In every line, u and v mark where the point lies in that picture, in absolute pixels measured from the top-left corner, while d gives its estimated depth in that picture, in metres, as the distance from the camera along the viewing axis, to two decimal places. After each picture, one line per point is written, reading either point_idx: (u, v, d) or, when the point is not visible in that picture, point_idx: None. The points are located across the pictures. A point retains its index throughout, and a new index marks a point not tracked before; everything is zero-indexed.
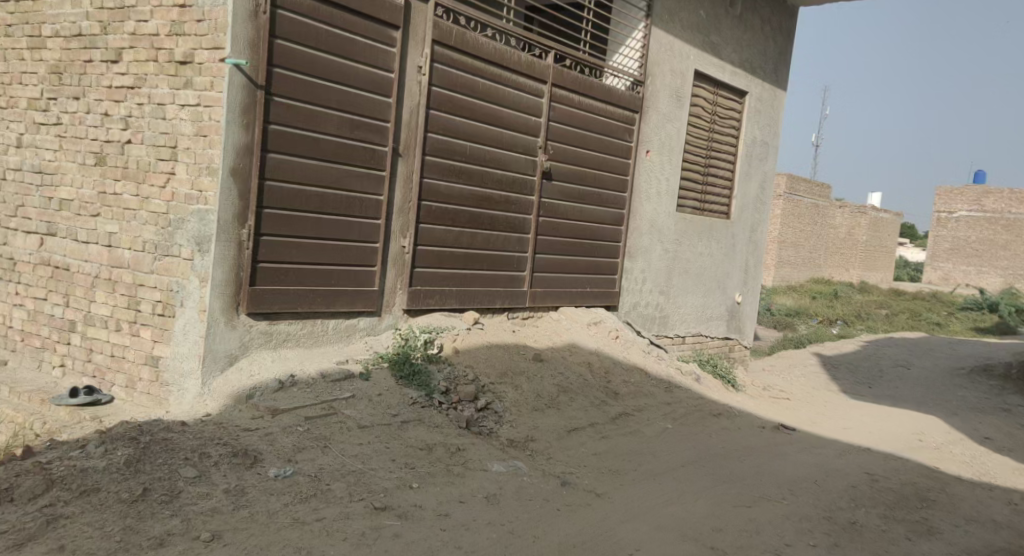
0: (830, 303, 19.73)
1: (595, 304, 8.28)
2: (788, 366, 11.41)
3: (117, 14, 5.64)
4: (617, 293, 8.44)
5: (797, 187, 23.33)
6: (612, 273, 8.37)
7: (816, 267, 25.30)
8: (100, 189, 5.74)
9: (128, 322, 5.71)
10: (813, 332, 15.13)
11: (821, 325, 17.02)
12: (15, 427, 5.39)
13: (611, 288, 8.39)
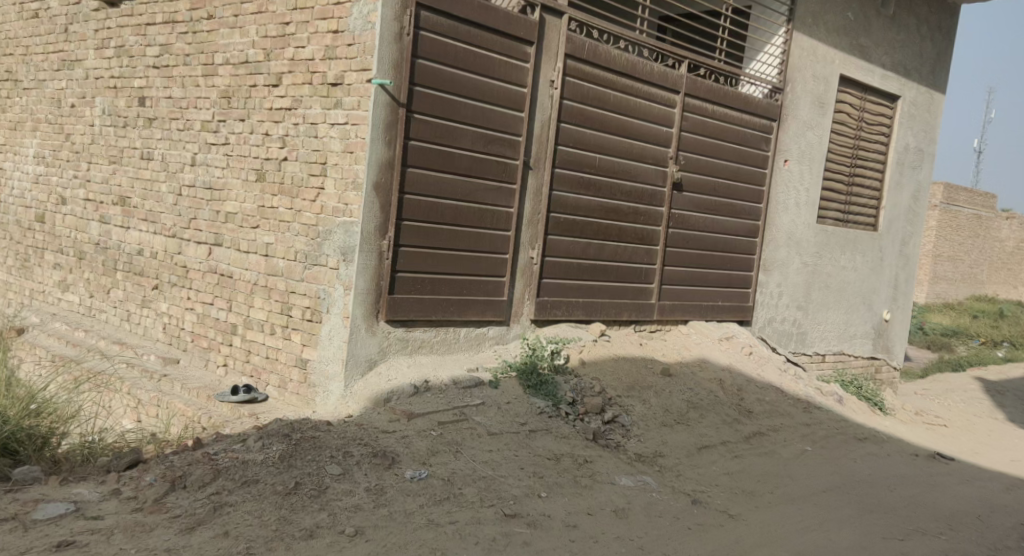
0: (997, 323, 18.21)
1: (724, 319, 8.07)
2: (944, 389, 10.64)
3: (278, 42, 6.07)
4: (751, 308, 8.21)
5: (957, 197, 21.83)
6: (746, 287, 8.16)
7: (983, 285, 23.46)
8: (260, 203, 6.18)
9: (281, 326, 6.12)
10: (971, 354, 14.05)
11: (983, 346, 15.72)
12: (186, 420, 5.96)
13: (745, 303, 8.17)
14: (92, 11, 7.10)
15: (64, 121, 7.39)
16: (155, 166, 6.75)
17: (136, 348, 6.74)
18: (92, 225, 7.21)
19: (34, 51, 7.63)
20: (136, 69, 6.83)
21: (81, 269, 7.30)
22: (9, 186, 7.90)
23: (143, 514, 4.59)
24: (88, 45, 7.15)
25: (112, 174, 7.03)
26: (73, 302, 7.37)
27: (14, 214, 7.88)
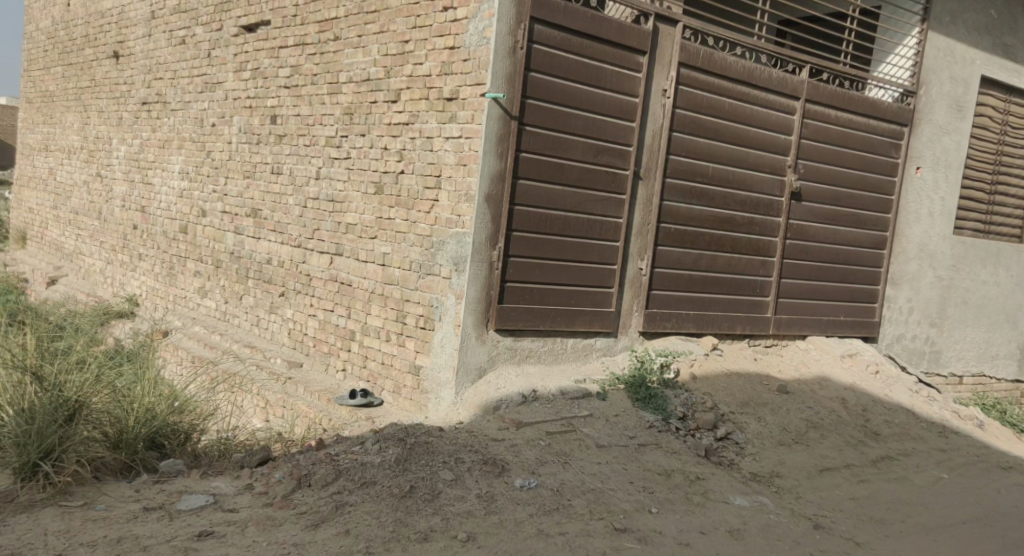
0: None
1: (850, 334, 7.77)
2: None
3: (398, 59, 6.25)
4: (877, 323, 7.85)
5: None
6: (872, 302, 7.81)
7: None
8: (378, 215, 6.38)
9: (396, 333, 6.27)
10: None
11: None
12: (309, 421, 6.24)
13: (870, 318, 7.83)
14: (231, 36, 7.64)
15: (205, 139, 7.95)
16: (284, 181, 7.14)
17: (264, 351, 7.14)
18: (227, 235, 7.71)
19: (180, 75, 8.27)
20: (269, 89, 7.27)
21: (218, 275, 7.82)
22: (157, 200, 8.57)
23: (273, 509, 4.75)
24: (227, 69, 7.68)
25: (246, 188, 7.50)
26: (210, 307, 7.89)
27: (161, 226, 8.54)
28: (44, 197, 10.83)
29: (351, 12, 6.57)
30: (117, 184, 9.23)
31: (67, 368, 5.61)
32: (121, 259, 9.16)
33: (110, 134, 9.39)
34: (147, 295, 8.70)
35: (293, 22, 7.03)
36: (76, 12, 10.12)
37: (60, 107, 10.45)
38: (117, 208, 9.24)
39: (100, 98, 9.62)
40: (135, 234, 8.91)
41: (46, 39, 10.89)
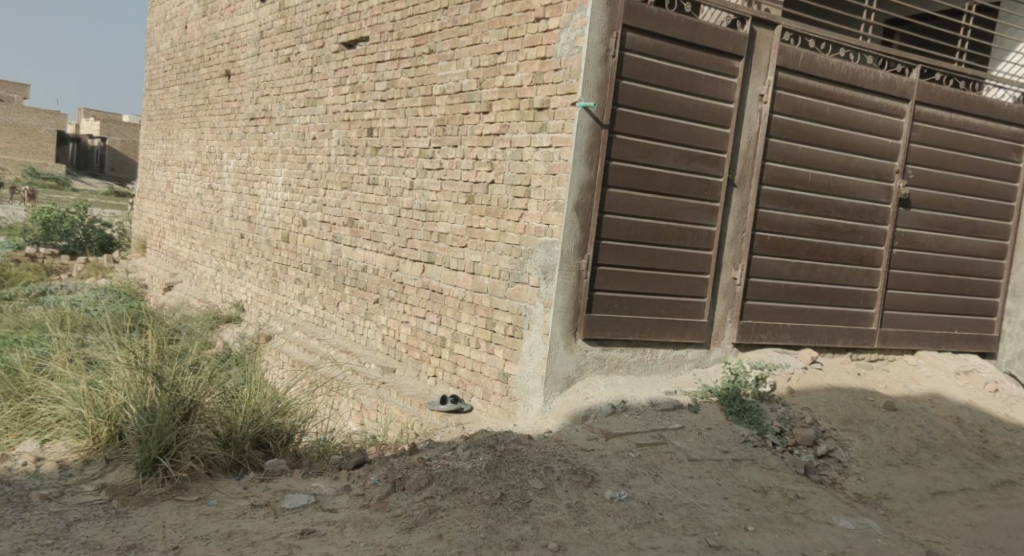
0: None
1: (966, 350, 7.40)
2: None
3: (490, 71, 6.25)
4: (996, 338, 7.49)
5: None
6: (988, 315, 7.45)
7: None
8: (468, 224, 6.42)
9: (486, 341, 6.25)
10: None
11: None
12: (401, 425, 6.31)
13: (987, 332, 7.46)
14: (331, 53, 7.90)
15: (306, 151, 8.26)
16: (379, 191, 7.32)
17: (359, 356, 7.31)
18: (326, 244, 7.96)
19: (285, 91, 8.62)
20: (366, 103, 7.47)
21: (317, 283, 8.08)
22: (262, 210, 8.95)
23: (369, 510, 4.74)
24: (328, 84, 7.96)
25: (344, 198, 7.73)
26: (309, 313, 8.16)
27: (265, 235, 8.91)
28: (161, 208, 11.50)
29: (445, 25, 6.63)
30: (227, 196, 9.70)
31: (183, 368, 5.58)
32: (229, 266, 9.61)
33: (221, 148, 9.89)
34: (253, 301, 9.07)
35: (390, 38, 7.20)
36: (192, 35, 10.72)
37: (177, 124, 11.10)
38: (226, 218, 9.70)
39: (213, 114, 10.15)
40: (242, 243, 9.33)
41: (165, 60, 11.58)
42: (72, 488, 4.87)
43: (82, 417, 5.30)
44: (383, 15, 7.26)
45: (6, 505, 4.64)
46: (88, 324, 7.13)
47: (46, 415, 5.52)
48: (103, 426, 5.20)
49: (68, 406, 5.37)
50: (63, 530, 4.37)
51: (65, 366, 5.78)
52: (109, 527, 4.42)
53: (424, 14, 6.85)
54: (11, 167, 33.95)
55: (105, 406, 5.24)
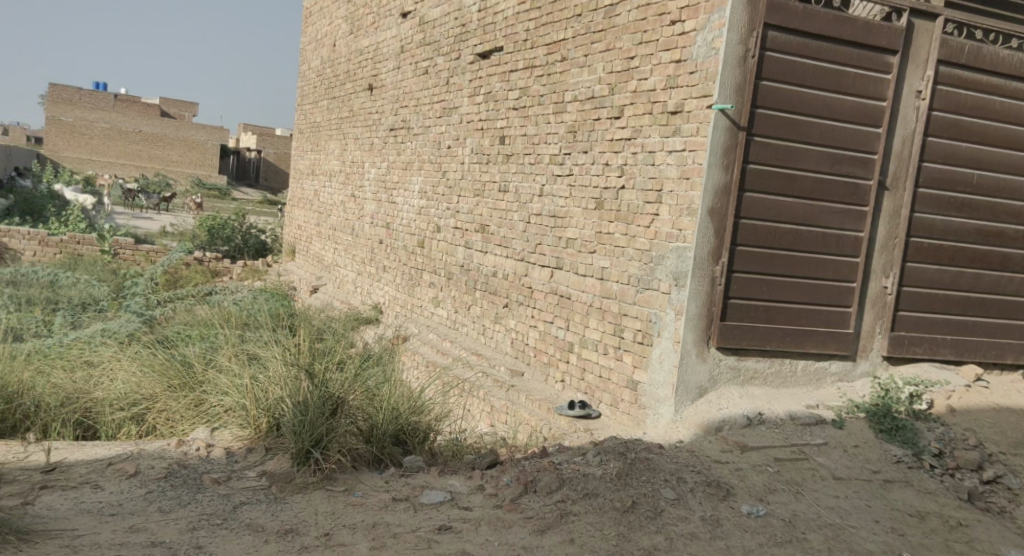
0: None
1: None
2: None
3: (623, 76, 6.16)
4: None
5: None
6: None
7: None
8: (597, 229, 6.37)
9: (613, 347, 6.13)
10: None
11: None
12: (529, 428, 6.24)
13: None
14: (467, 64, 8.10)
15: (442, 160, 8.52)
16: (510, 198, 7.41)
17: (489, 359, 7.40)
18: (459, 249, 8.16)
19: (423, 102, 8.92)
20: (500, 111, 7.60)
21: (450, 286, 8.29)
22: (400, 217, 9.28)
23: (502, 511, 4.57)
24: (464, 94, 8.16)
25: (476, 205, 7.91)
26: (442, 316, 8.38)
27: (403, 240, 9.23)
28: (309, 215, 12.11)
29: (579, 32, 6.62)
30: (367, 203, 10.12)
31: (332, 367, 5.65)
32: (369, 270, 10.00)
33: (363, 157, 10.33)
34: (390, 304, 9.41)
35: (523, 47, 7.29)
36: (339, 51, 11.26)
37: (325, 136, 11.69)
38: (367, 224, 10.13)
39: (357, 126, 10.62)
40: (381, 248, 9.71)
41: (315, 77, 12.23)
42: (237, 473, 4.88)
43: (245, 408, 5.35)
44: (517, 24, 7.35)
45: (179, 486, 4.68)
46: (249, 321, 7.67)
47: (215, 405, 5.61)
48: (263, 417, 5.23)
49: (233, 397, 5.44)
50: (231, 512, 4.42)
51: (232, 360, 5.89)
52: (269, 511, 4.45)
53: (558, 21, 6.87)
54: (183, 180, 36.64)
55: (264, 398, 5.30)
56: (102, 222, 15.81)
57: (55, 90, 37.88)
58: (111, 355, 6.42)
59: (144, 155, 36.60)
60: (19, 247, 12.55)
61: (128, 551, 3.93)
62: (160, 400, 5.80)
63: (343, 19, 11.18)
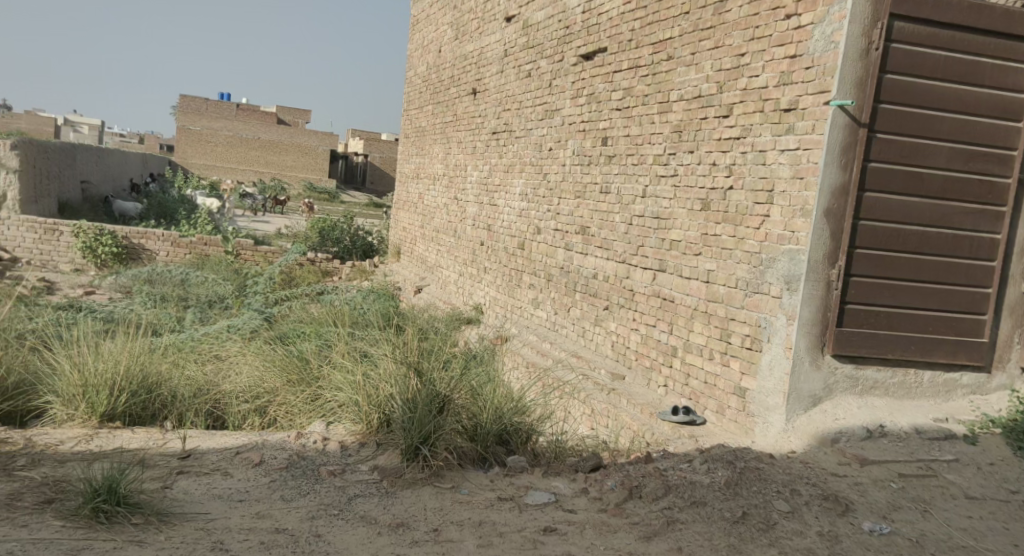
0: None
1: None
2: None
3: (732, 73, 6.03)
4: None
5: None
6: None
7: None
8: (703, 231, 6.25)
9: (720, 352, 5.99)
10: None
11: None
12: (632, 433, 6.18)
13: None
14: (571, 66, 8.10)
15: (544, 162, 8.54)
16: (612, 199, 7.37)
17: (589, 362, 7.36)
18: (560, 251, 8.16)
19: (526, 105, 8.98)
20: (603, 112, 7.56)
21: (550, 288, 8.30)
22: (502, 219, 9.36)
23: (607, 515, 4.54)
24: (566, 96, 8.17)
25: (577, 207, 7.89)
26: (542, 317, 8.39)
27: (504, 242, 9.30)
28: (414, 217, 12.34)
29: (686, 30, 6.53)
30: (470, 206, 10.25)
31: (438, 366, 5.73)
32: (471, 271, 10.12)
33: (467, 161, 10.46)
34: (491, 304, 9.49)
35: (628, 47, 7.23)
36: (444, 57, 11.45)
37: (429, 140, 11.90)
38: (469, 226, 10.26)
39: (460, 130, 10.76)
40: (483, 250, 9.81)
41: (420, 82, 12.47)
42: (351, 466, 5.01)
43: (357, 404, 5.49)
44: (622, 25, 7.30)
45: (298, 476, 4.84)
46: (359, 319, 7.86)
47: (330, 401, 5.79)
48: (374, 413, 5.35)
49: (347, 393, 5.59)
50: (346, 503, 4.54)
51: (345, 357, 6.06)
52: (381, 504, 4.55)
53: (664, 20, 6.80)
54: (296, 184, 37.89)
55: (375, 395, 5.42)
56: (229, 225, 16.51)
57: (182, 100, 39.85)
58: (236, 350, 6.73)
59: (263, 161, 38.08)
60: (155, 249, 12.68)
61: (255, 536, 4.11)
62: (280, 394, 6.03)
63: (448, 25, 11.35)
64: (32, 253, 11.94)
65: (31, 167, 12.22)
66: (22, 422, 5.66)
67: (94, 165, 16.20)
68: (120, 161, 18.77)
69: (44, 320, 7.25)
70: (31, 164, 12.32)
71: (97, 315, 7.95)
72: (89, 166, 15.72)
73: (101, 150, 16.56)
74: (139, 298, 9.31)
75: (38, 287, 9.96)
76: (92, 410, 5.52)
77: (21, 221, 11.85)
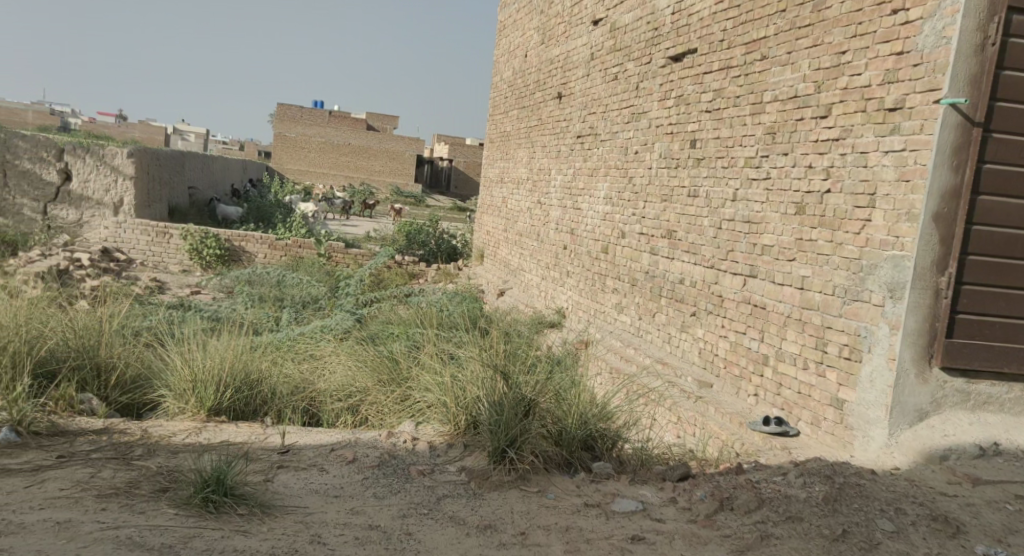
0: None
1: None
2: None
3: (832, 72, 5.83)
4: None
5: None
6: None
7: None
8: (798, 236, 6.05)
9: (815, 362, 5.79)
10: None
11: None
12: (720, 442, 6.01)
13: None
14: (659, 67, 7.97)
15: (629, 165, 8.43)
16: (700, 203, 7.21)
17: (675, 368, 7.20)
18: (645, 255, 8.04)
19: (612, 108, 8.88)
20: (692, 114, 7.41)
21: (634, 293, 8.18)
22: (586, 222, 9.29)
23: (697, 526, 4.42)
24: (654, 98, 8.04)
25: (664, 211, 7.75)
26: (627, 322, 8.28)
27: (587, 246, 9.23)
28: (498, 221, 12.37)
29: (782, 28, 6.33)
30: (554, 209, 10.21)
31: (525, 370, 5.69)
32: (553, 275, 10.07)
33: (551, 165, 10.42)
34: (574, 308, 9.41)
35: (719, 47, 7.07)
36: (530, 61, 11.44)
37: (514, 144, 11.91)
38: (552, 230, 10.21)
39: (545, 134, 10.73)
40: (566, 253, 9.74)
41: (506, 87, 12.50)
42: (440, 467, 5.01)
43: (446, 405, 5.50)
44: (714, 25, 7.15)
45: (390, 474, 4.87)
46: (446, 321, 7.89)
47: (419, 401, 5.83)
48: (461, 414, 5.35)
49: (435, 394, 5.61)
50: (435, 503, 4.54)
51: (433, 358, 6.09)
52: (469, 505, 4.53)
53: (758, 19, 6.61)
54: (384, 188, 38.51)
55: (462, 397, 5.43)
56: (321, 228, 16.84)
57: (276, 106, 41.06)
58: (330, 350, 6.85)
59: (352, 166, 38.92)
60: (253, 251, 12.94)
61: (350, 531, 4.15)
62: (372, 393, 6.11)
63: (535, 29, 11.34)
64: (146, 255, 12.32)
65: (144, 173, 12.66)
66: (138, 414, 5.89)
67: (200, 170, 16.79)
68: (223, 167, 19.45)
69: (159, 318, 7.52)
70: (144, 170, 12.74)
71: (203, 315, 8.17)
72: (196, 172, 16.30)
73: (206, 156, 17.16)
74: (239, 299, 9.61)
75: (150, 287, 10.33)
76: (201, 405, 5.68)
77: (136, 224, 12.24)
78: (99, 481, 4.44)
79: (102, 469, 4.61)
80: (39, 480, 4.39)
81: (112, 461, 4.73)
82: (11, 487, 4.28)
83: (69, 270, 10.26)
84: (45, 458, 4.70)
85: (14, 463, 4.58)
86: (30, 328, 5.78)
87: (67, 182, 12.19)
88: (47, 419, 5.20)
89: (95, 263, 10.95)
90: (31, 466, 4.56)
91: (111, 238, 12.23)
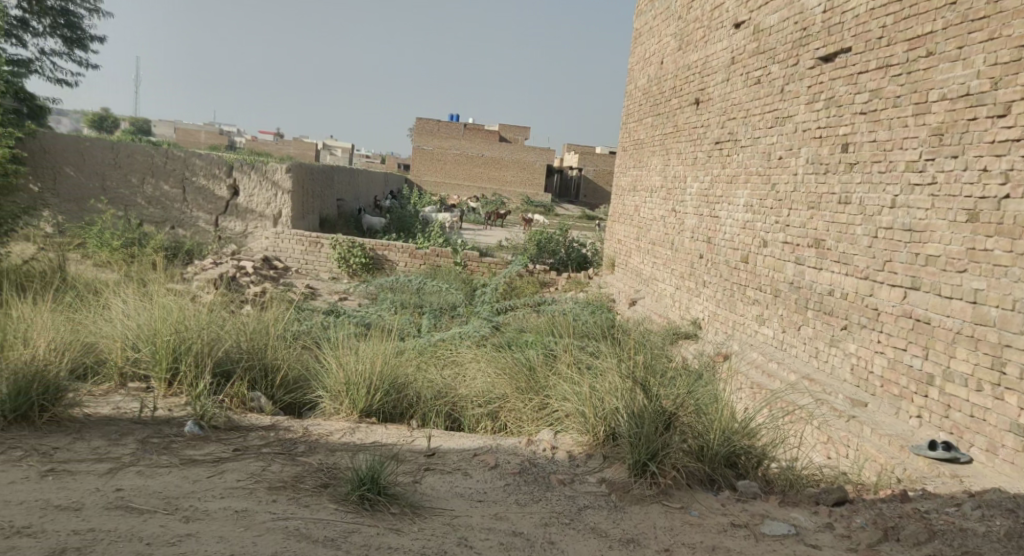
0: None
1: None
2: None
3: (1012, 67, 5.38)
4: None
5: None
6: None
7: None
8: (970, 245, 5.60)
9: (991, 384, 5.33)
10: None
11: None
12: (878, 466, 5.58)
13: None
14: (807, 69, 7.58)
15: (771, 171, 8.06)
16: (853, 210, 6.78)
17: (823, 385, 6.78)
18: (788, 265, 7.65)
19: (753, 113, 8.53)
20: (843, 117, 6.99)
21: (776, 305, 7.81)
22: (723, 231, 8.96)
23: None
24: (800, 101, 7.65)
25: (810, 218, 7.36)
26: (768, 335, 7.91)
27: (725, 255, 8.90)
28: (629, 229, 12.16)
29: (951, 22, 5.87)
30: (689, 217, 9.91)
31: (665, 382, 5.45)
32: (689, 284, 9.76)
33: (686, 172, 10.14)
34: (710, 320, 9.09)
35: (877, 45, 6.63)
36: (666, 67, 11.17)
37: (647, 152, 11.69)
38: (687, 238, 9.92)
39: (681, 141, 10.45)
40: (702, 263, 9.43)
41: (640, 94, 12.28)
42: (580, 477, 4.87)
43: (584, 415, 5.36)
44: (871, 21, 6.72)
45: (531, 481, 4.77)
46: (582, 331, 7.75)
47: (557, 409, 5.71)
48: (600, 425, 5.20)
49: (573, 403, 5.46)
50: (577, 513, 4.41)
51: (570, 367, 5.98)
52: (611, 518, 4.37)
53: (922, 13, 6.17)
54: (514, 198, 38.81)
55: (600, 406, 5.27)
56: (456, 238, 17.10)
57: None
58: (470, 355, 6.86)
59: (485, 176, 39.58)
60: (394, 260, 13.29)
61: (495, 536, 4.08)
62: (510, 400, 6.06)
63: (672, 36, 11.08)
64: (301, 262, 12.88)
65: (300, 185, 13.22)
66: (299, 412, 6.03)
67: (347, 183, 17.43)
68: (367, 179, 20.14)
69: (316, 323, 7.77)
70: (301, 181, 13.29)
71: (354, 320, 8.38)
72: (344, 185, 16.94)
73: (353, 169, 17.82)
74: (383, 305, 9.81)
75: (306, 294, 10.70)
76: (353, 406, 5.79)
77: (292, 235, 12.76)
78: (270, 475, 4.55)
79: (272, 463, 4.72)
80: (218, 471, 4.53)
81: (280, 456, 4.84)
82: (196, 476, 4.43)
83: (238, 278, 10.69)
84: (224, 450, 4.86)
85: (199, 454, 4.75)
86: (210, 330, 6.00)
87: (235, 196, 12.66)
88: (224, 414, 5.39)
89: (260, 271, 11.32)
90: (212, 457, 4.72)
91: (272, 247, 12.79)
